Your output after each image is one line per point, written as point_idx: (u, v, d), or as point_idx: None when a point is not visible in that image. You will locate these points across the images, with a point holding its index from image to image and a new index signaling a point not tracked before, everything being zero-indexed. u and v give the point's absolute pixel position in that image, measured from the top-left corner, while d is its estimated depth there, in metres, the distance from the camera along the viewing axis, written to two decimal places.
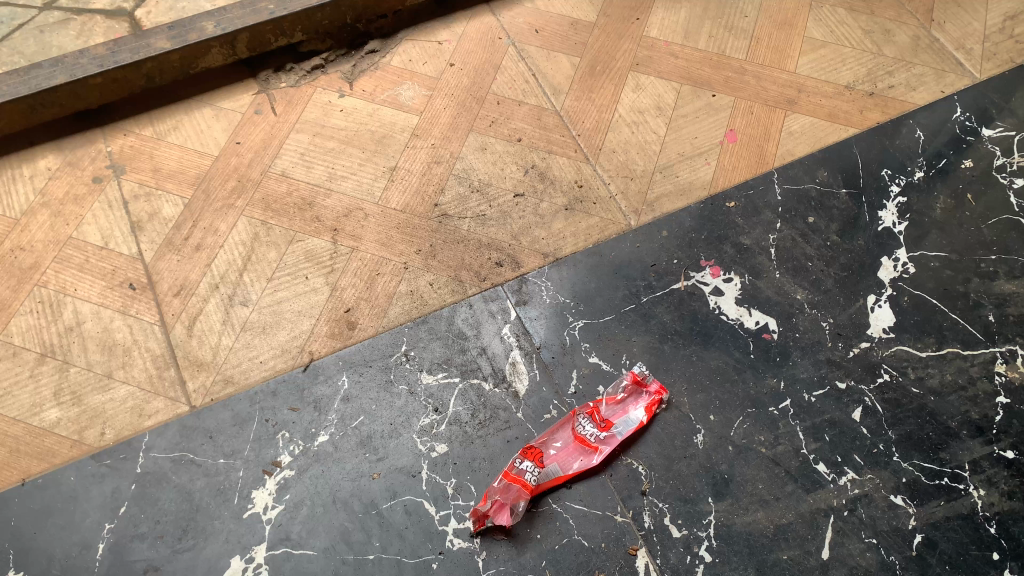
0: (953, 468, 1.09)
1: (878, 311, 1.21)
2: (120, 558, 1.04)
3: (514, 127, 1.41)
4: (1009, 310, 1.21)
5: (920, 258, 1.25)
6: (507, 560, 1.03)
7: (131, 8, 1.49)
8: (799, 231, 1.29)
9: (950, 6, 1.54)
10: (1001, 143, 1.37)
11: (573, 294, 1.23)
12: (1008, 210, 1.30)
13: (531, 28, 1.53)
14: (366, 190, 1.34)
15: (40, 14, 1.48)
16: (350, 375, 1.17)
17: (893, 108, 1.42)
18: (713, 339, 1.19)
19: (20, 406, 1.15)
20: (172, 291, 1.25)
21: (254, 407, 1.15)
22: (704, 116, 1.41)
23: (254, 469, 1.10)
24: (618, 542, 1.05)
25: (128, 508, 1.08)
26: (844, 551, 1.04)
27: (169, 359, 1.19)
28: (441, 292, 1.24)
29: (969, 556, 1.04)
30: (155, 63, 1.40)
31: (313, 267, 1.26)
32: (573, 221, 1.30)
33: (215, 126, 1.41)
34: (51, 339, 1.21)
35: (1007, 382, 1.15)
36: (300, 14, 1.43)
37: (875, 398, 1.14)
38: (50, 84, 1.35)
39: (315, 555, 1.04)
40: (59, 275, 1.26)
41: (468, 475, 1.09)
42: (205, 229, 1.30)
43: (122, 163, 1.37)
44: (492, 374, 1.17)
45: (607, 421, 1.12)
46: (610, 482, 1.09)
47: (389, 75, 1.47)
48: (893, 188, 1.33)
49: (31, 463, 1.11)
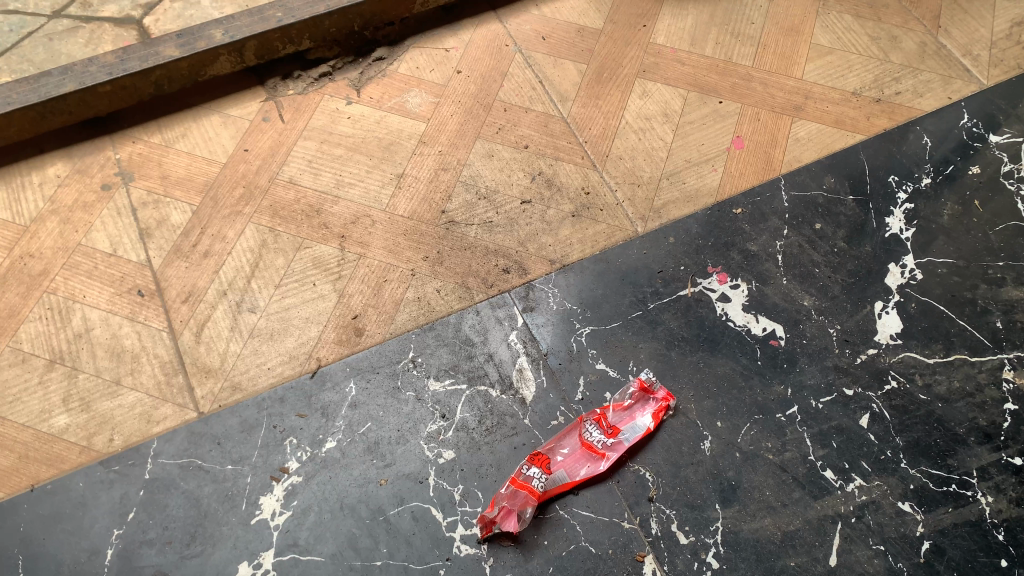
0: (961, 475, 1.09)
1: (885, 317, 1.21)
2: (128, 564, 1.05)
3: (521, 134, 1.41)
4: (1016, 316, 1.21)
5: (927, 265, 1.25)
6: (514, 566, 1.03)
7: (139, 16, 1.50)
8: (806, 237, 1.29)
9: (957, 12, 1.54)
10: (1008, 149, 1.37)
11: (580, 301, 1.23)
12: (1015, 216, 1.29)
13: (538, 35, 1.53)
14: (374, 197, 1.34)
15: (49, 22, 1.49)
16: (357, 382, 1.17)
17: (900, 115, 1.42)
18: (721, 346, 1.19)
19: (29, 412, 1.15)
20: (181, 297, 1.25)
21: (262, 414, 1.15)
22: (710, 123, 1.42)
23: (262, 475, 1.11)
24: (625, 549, 1.05)
25: (137, 513, 1.08)
26: (852, 558, 1.04)
27: (178, 366, 1.19)
28: (449, 298, 1.24)
29: (977, 563, 1.03)
30: (164, 71, 1.41)
31: (321, 273, 1.27)
32: (580, 228, 1.31)
33: (223, 134, 1.41)
34: (60, 345, 1.21)
35: (1016, 389, 1.15)
36: (308, 22, 1.44)
37: (882, 405, 1.14)
38: (60, 92, 1.36)
39: (322, 561, 1.04)
40: (68, 282, 1.27)
41: (476, 481, 1.09)
42: (213, 235, 1.30)
43: (131, 170, 1.38)
44: (499, 380, 1.17)
45: (614, 428, 1.12)
46: (617, 488, 1.09)
47: (396, 82, 1.47)
48: (900, 194, 1.33)
49: (40, 469, 1.11)
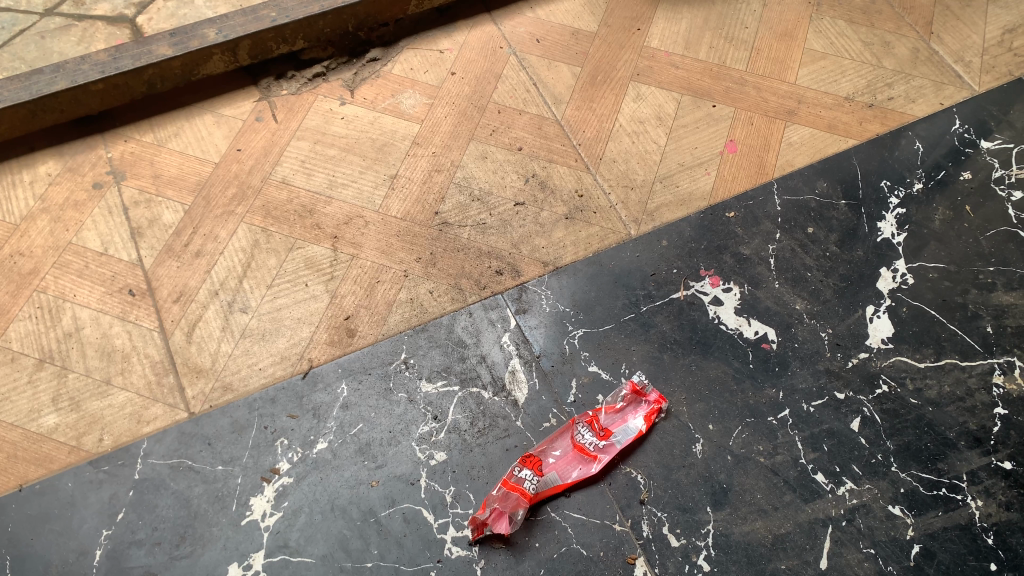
0: (951, 479, 1.09)
1: (877, 321, 1.21)
2: (117, 564, 1.04)
3: (515, 136, 1.41)
4: (1007, 321, 1.21)
5: (918, 269, 1.26)
6: (505, 568, 1.03)
7: (133, 14, 1.50)
8: (798, 241, 1.29)
9: (949, 19, 1.55)
10: (999, 155, 1.37)
11: (573, 303, 1.23)
12: (1005, 221, 1.30)
13: (533, 37, 1.53)
14: (366, 198, 1.34)
15: (41, 20, 1.48)
16: (349, 383, 1.17)
17: (893, 120, 1.42)
18: (713, 349, 1.19)
19: (19, 412, 1.15)
20: (172, 297, 1.25)
21: (252, 414, 1.15)
22: (703, 127, 1.42)
23: (253, 476, 1.10)
24: (617, 551, 1.04)
25: (126, 514, 1.07)
26: (843, 562, 1.04)
27: (168, 366, 1.19)
28: (441, 300, 1.24)
29: (966, 566, 1.04)
30: (157, 69, 1.40)
31: (313, 274, 1.26)
32: (573, 230, 1.31)
33: (215, 134, 1.41)
34: (50, 344, 1.20)
35: (1005, 393, 1.15)
36: (301, 22, 1.43)
37: (873, 408, 1.14)
38: (50, 90, 1.35)
39: (313, 563, 1.04)
40: (58, 281, 1.26)
41: (467, 483, 1.09)
42: (205, 235, 1.30)
43: (123, 169, 1.37)
44: (492, 382, 1.17)
45: (606, 430, 1.12)
46: (608, 490, 1.09)
47: (391, 83, 1.47)
48: (892, 199, 1.33)
49: (28, 469, 1.10)
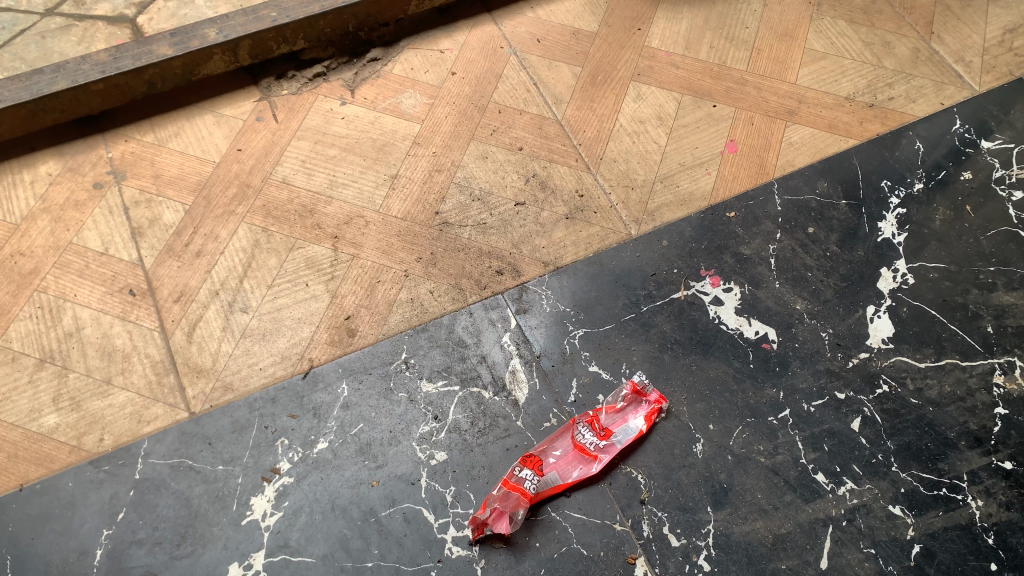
0: (952, 479, 1.09)
1: (877, 321, 1.21)
2: (118, 564, 1.04)
3: (516, 136, 1.41)
4: (1007, 321, 1.21)
5: (918, 269, 1.26)
6: (506, 568, 1.03)
7: (133, 14, 1.50)
8: (798, 241, 1.29)
9: (949, 19, 1.55)
10: (1000, 155, 1.37)
11: (573, 303, 1.23)
12: (1006, 221, 1.30)
13: (533, 37, 1.53)
14: (367, 198, 1.34)
15: (41, 20, 1.48)
16: (349, 383, 1.17)
17: (893, 120, 1.42)
18: (713, 348, 1.19)
19: (19, 412, 1.15)
20: (172, 297, 1.25)
21: (253, 414, 1.15)
22: (704, 126, 1.42)
23: (254, 476, 1.10)
24: (617, 551, 1.04)
25: (127, 514, 1.07)
26: (843, 562, 1.04)
27: (169, 366, 1.19)
28: (442, 300, 1.24)
29: (966, 566, 1.04)
30: (158, 69, 1.40)
31: (313, 274, 1.26)
32: (574, 230, 1.31)
33: (216, 133, 1.41)
34: (51, 344, 1.21)
35: (1006, 393, 1.15)
36: (302, 22, 1.43)
37: (874, 408, 1.14)
38: (51, 90, 1.35)
39: (313, 562, 1.04)
40: (59, 281, 1.26)
41: (468, 483, 1.09)
42: (205, 235, 1.30)
43: (123, 169, 1.37)
44: (492, 382, 1.17)
45: (606, 430, 1.12)
46: (608, 490, 1.09)
47: (391, 83, 1.47)
48: (893, 200, 1.33)
49: (29, 469, 1.10)
